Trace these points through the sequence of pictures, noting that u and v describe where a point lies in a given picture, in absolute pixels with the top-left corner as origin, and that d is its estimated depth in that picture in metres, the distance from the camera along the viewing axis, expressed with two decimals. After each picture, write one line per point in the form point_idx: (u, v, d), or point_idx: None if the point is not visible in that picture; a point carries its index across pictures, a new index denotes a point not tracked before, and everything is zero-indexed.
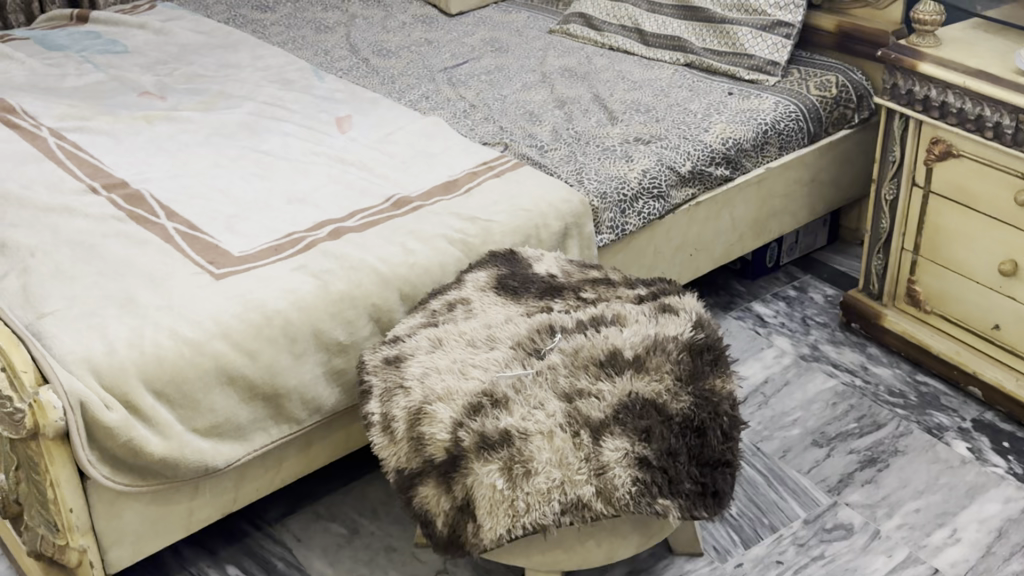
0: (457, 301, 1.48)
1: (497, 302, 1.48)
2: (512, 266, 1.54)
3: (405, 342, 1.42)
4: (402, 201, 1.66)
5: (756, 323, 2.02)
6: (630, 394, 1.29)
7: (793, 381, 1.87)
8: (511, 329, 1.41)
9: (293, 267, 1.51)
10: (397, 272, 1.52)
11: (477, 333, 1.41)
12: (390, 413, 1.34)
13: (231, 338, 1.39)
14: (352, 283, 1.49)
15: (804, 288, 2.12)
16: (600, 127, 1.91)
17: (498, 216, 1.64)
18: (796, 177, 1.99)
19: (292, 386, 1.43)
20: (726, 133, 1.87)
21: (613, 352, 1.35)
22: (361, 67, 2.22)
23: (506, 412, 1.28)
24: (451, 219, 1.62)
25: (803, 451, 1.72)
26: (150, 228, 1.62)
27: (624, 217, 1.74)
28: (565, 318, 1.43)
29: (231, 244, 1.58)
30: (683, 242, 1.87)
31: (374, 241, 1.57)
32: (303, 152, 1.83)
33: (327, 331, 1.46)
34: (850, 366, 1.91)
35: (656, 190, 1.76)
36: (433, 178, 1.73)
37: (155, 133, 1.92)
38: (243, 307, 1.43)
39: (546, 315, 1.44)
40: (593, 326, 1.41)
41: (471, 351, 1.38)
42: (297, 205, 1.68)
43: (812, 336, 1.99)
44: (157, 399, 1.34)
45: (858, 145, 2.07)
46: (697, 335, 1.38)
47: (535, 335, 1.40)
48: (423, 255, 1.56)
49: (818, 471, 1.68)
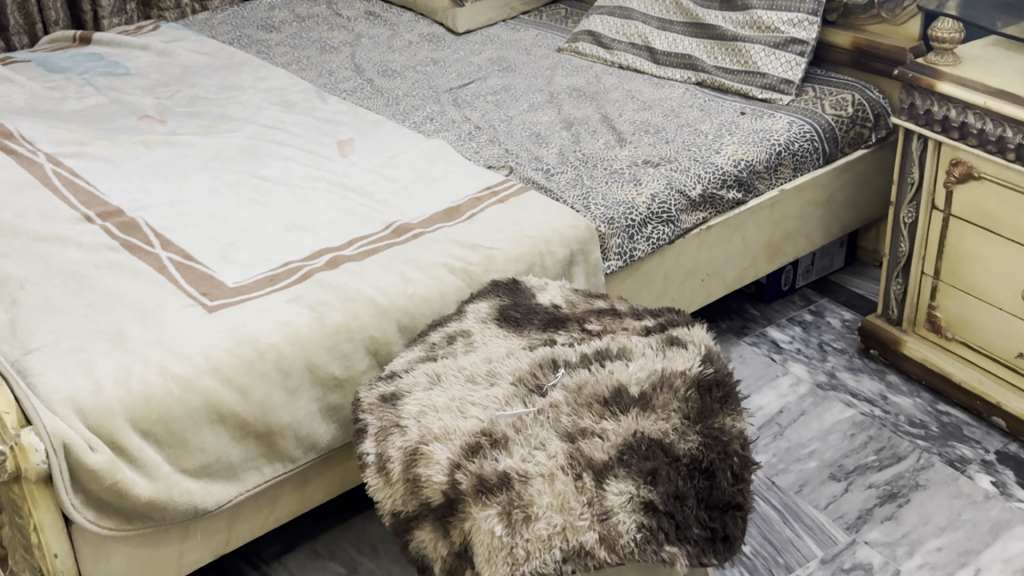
0: (457, 334, 1.43)
1: (498, 334, 1.42)
2: (515, 296, 1.49)
3: (402, 378, 1.36)
4: (402, 228, 1.61)
5: (770, 349, 1.96)
6: (635, 434, 1.24)
7: (810, 411, 1.81)
8: (512, 363, 1.36)
9: (289, 298, 1.47)
10: (396, 303, 1.47)
11: (477, 367, 1.36)
12: (385, 454, 1.28)
13: (222, 374, 1.34)
14: (348, 315, 1.44)
15: (821, 311, 2.06)
16: (609, 149, 1.85)
17: (501, 243, 1.57)
18: (811, 199, 1.93)
19: (285, 424, 1.38)
20: (738, 154, 1.81)
21: (618, 388, 1.30)
22: (366, 88, 2.17)
23: (505, 453, 1.22)
24: (452, 247, 1.57)
25: (819, 486, 1.66)
26: (143, 258, 1.58)
27: (632, 242, 1.68)
28: (569, 352, 1.37)
29: (225, 274, 1.53)
30: (694, 267, 1.81)
31: (372, 270, 1.52)
32: (301, 177, 1.78)
33: (323, 366, 1.41)
34: (869, 395, 1.84)
35: (665, 215, 1.71)
36: (436, 204, 1.68)
37: (152, 158, 1.88)
38: (235, 341, 1.38)
39: (549, 349, 1.38)
40: (598, 361, 1.35)
41: (471, 386, 1.33)
42: (294, 232, 1.63)
43: (829, 363, 1.92)
44: (145, 439, 1.29)
45: (875, 165, 2.01)
46: (707, 370, 1.32)
47: (537, 371, 1.34)
48: (422, 285, 1.50)
49: (835, 507, 1.62)
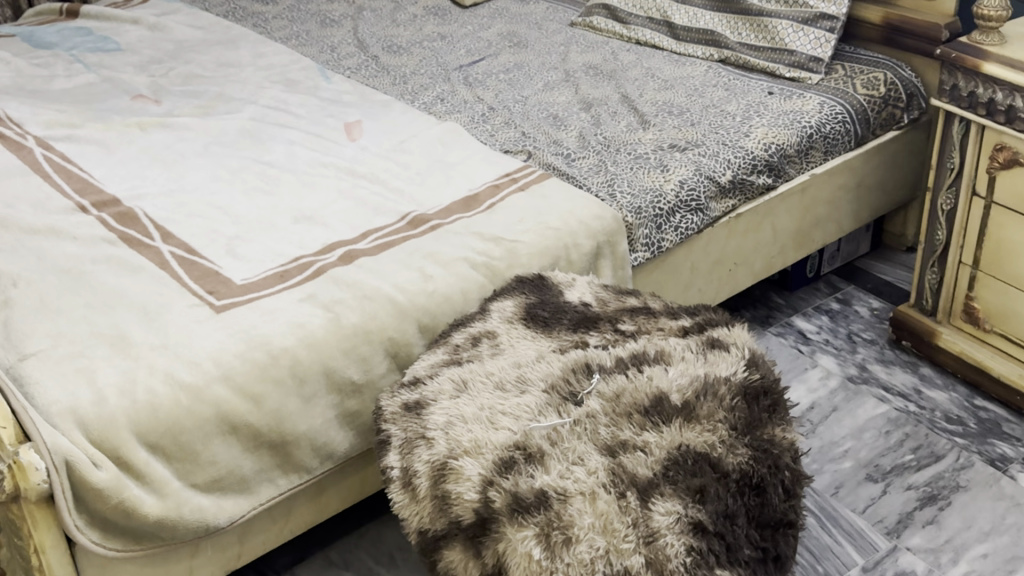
0: (482, 335, 1.34)
1: (525, 336, 1.34)
2: (542, 293, 1.40)
3: (425, 386, 1.27)
4: (419, 219, 1.52)
5: (798, 340, 1.88)
6: (680, 448, 1.16)
7: (842, 407, 1.73)
8: (543, 369, 1.27)
9: (301, 297, 1.37)
10: (416, 302, 1.38)
11: (506, 373, 1.27)
12: (411, 468, 1.19)
13: (234, 382, 1.25)
14: (366, 315, 1.35)
15: (848, 300, 1.98)
16: (631, 132, 1.76)
17: (524, 236, 1.48)
18: (840, 183, 1.84)
19: (301, 433, 1.29)
20: (768, 138, 1.73)
21: (659, 397, 1.22)
22: (371, 65, 2.07)
23: (542, 469, 1.14)
24: (473, 239, 1.48)
25: (856, 488, 1.58)
26: (143, 253, 1.48)
27: (660, 232, 1.59)
28: (603, 356, 1.29)
29: (231, 270, 1.44)
30: (722, 257, 1.72)
31: (389, 266, 1.43)
32: (308, 164, 1.69)
33: (340, 370, 1.31)
34: (902, 389, 1.77)
35: (694, 203, 1.62)
36: (452, 192, 1.59)
37: (148, 142, 1.78)
38: (247, 345, 1.29)
39: (582, 353, 1.30)
40: (635, 366, 1.27)
41: (501, 394, 1.24)
42: (304, 223, 1.53)
43: (859, 355, 1.85)
44: (152, 453, 1.20)
45: (907, 147, 1.93)
46: (753, 376, 1.24)
47: (571, 377, 1.26)
48: (443, 282, 1.41)
49: (874, 511, 1.54)
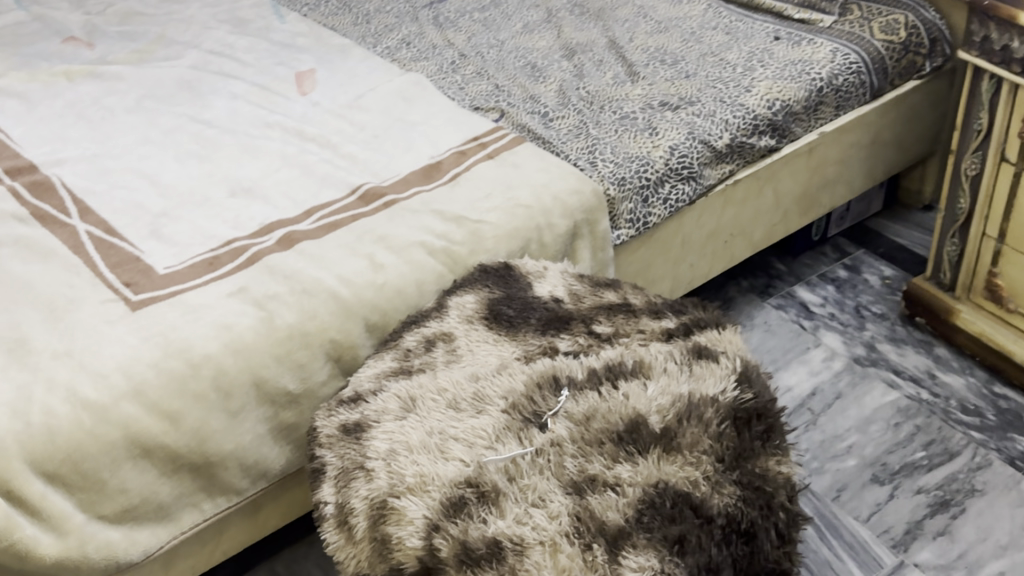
0: (437, 337, 1.17)
1: (486, 340, 1.16)
2: (507, 286, 1.22)
3: (368, 404, 1.10)
4: (371, 194, 1.34)
5: (800, 314, 1.71)
6: (658, 487, 0.99)
7: (847, 394, 1.57)
8: (504, 383, 1.10)
9: (231, 291, 1.20)
10: (361, 297, 1.20)
11: (460, 388, 1.10)
12: (347, 505, 1.03)
13: (146, 398, 1.09)
14: (304, 314, 1.18)
15: (857, 267, 1.80)
16: (618, 85, 1.57)
17: (489, 215, 1.30)
18: (852, 141, 1.65)
19: (227, 453, 1.13)
20: (772, 93, 1.53)
21: (635, 421, 1.05)
22: (331, 2, 1.88)
23: (496, 512, 0.98)
24: (431, 219, 1.29)
25: (860, 491, 1.43)
26: (56, 232, 1.30)
27: (647, 206, 1.41)
28: (573, 367, 1.12)
29: (154, 255, 1.26)
30: (718, 228, 1.54)
31: (333, 252, 1.25)
32: (251, 122, 1.50)
33: (272, 380, 1.15)
34: (914, 373, 1.60)
35: (685, 170, 1.43)
36: (412, 159, 1.40)
37: (75, 94, 1.58)
38: (162, 352, 1.12)
39: (550, 362, 1.13)
40: (610, 381, 1.10)
41: (454, 414, 1.07)
42: (242, 197, 1.35)
43: (868, 333, 1.68)
44: (50, 484, 1.04)
45: (927, 98, 1.72)
46: (745, 396, 1.07)
47: (535, 393, 1.09)
48: (395, 271, 1.23)
49: (879, 520, 1.39)
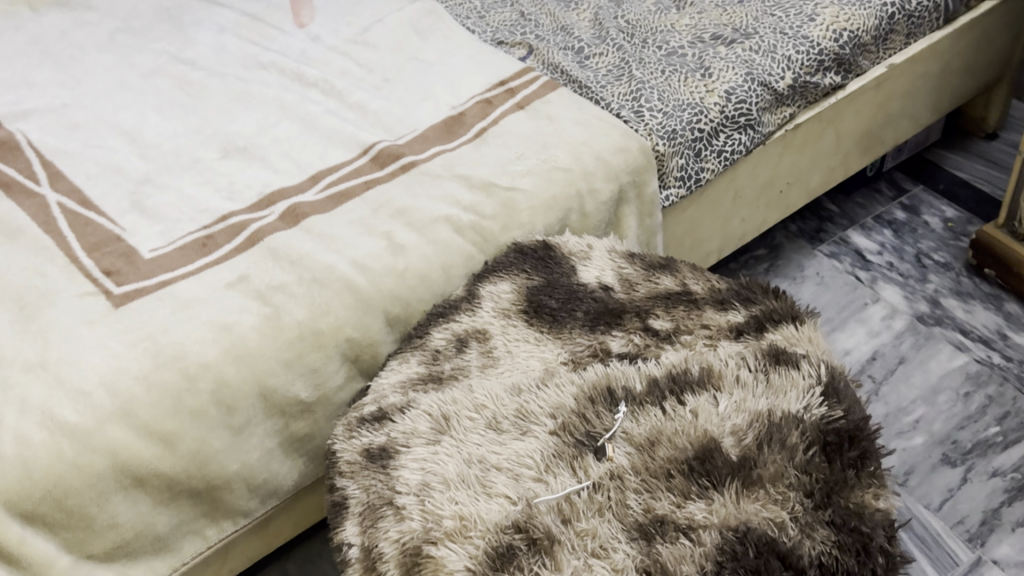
0: (471, 335, 1.02)
1: (526, 339, 1.01)
2: (549, 271, 1.06)
3: (394, 424, 0.95)
4: (385, 154, 1.16)
5: (855, 263, 1.56)
6: (740, 535, 0.84)
7: (911, 358, 1.43)
8: (551, 396, 0.95)
9: (229, 281, 1.03)
10: (380, 287, 1.04)
11: (501, 403, 0.95)
12: (375, 548, 0.88)
13: (136, 419, 0.93)
14: (315, 310, 1.02)
15: (915, 207, 1.64)
16: (662, 15, 1.40)
17: (523, 181, 1.13)
18: (921, 72, 1.46)
19: (232, 474, 0.98)
20: (838, 22, 1.33)
21: (708, 448, 0.90)
22: None
23: (551, 566, 0.82)
24: (456, 187, 1.12)
25: (930, 474, 1.30)
26: (24, 205, 1.12)
27: (699, 160, 1.24)
28: (631, 375, 0.96)
29: (137, 235, 1.09)
30: (773, 178, 1.37)
31: (345, 230, 1.08)
32: (242, 63, 1.31)
33: (281, 389, 0.99)
34: (983, 334, 1.46)
35: (743, 118, 1.25)
36: (429, 110, 1.22)
37: (39, 27, 1.38)
38: (153, 362, 0.96)
39: (603, 369, 0.97)
40: (674, 394, 0.95)
41: (495, 436, 0.93)
42: (236, 158, 1.18)
43: (931, 286, 1.53)
44: (28, 526, 0.89)
45: (1003, 20, 1.53)
46: (834, 415, 0.92)
47: (588, 410, 0.94)
48: (417, 253, 1.07)
49: (952, 509, 1.26)
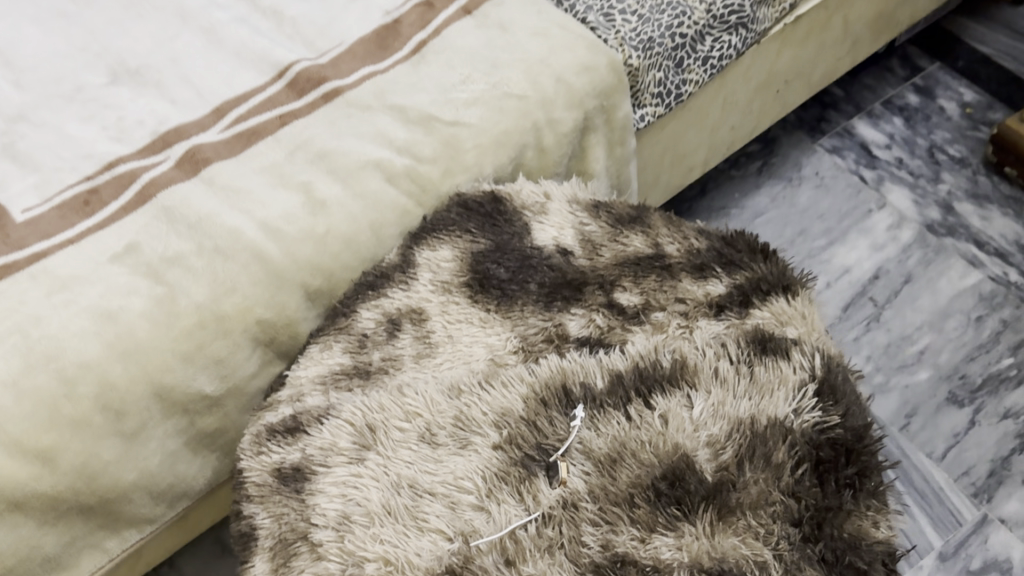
0: (406, 313, 0.86)
1: (469, 320, 0.86)
2: (497, 232, 0.90)
3: (311, 435, 0.80)
4: (301, 79, 0.96)
5: (861, 160, 1.40)
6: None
7: (918, 277, 1.28)
8: (495, 399, 0.80)
9: (117, 251, 0.87)
10: (296, 257, 0.88)
11: (437, 410, 0.80)
12: None
13: (5, 436, 0.78)
14: (217, 288, 0.86)
15: (930, 90, 1.47)
16: None
17: (469, 113, 0.94)
18: None
19: (129, 484, 0.85)
20: None
21: (678, 467, 0.76)
22: None
23: None
24: (388, 120, 0.94)
25: (934, 417, 1.17)
26: None
27: (681, 73, 1.06)
28: (591, 370, 0.81)
29: (9, 190, 0.91)
30: (768, 79, 1.18)
31: (254, 181, 0.91)
32: None
33: (181, 386, 0.85)
34: (1001, 246, 1.30)
35: (734, 17, 1.05)
36: (359, 18, 1.02)
37: None
38: (23, 362, 0.80)
39: (558, 362, 0.82)
40: (641, 394, 0.80)
41: (428, 452, 0.78)
42: (126, 84, 0.99)
43: (944, 188, 1.36)
44: None
45: None
46: (830, 421, 0.78)
47: (540, 417, 0.79)
48: (340, 210, 0.90)
49: (957, 458, 1.14)
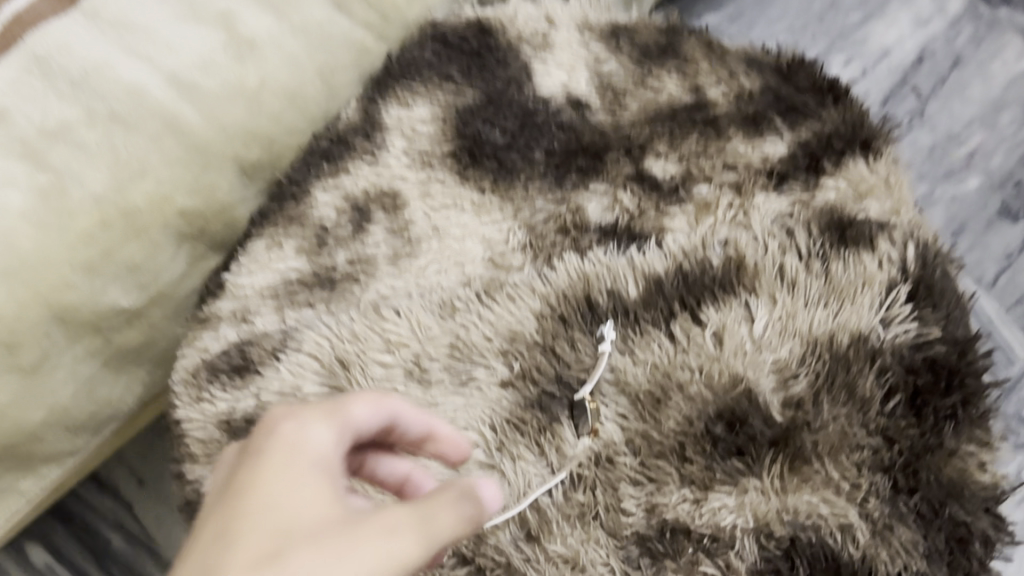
0: (382, 193, 0.69)
1: (458, 206, 0.68)
2: (486, 76, 0.73)
3: (266, 374, 0.62)
4: None
5: None
6: (789, 561, 0.55)
7: (968, 58, 1.08)
8: (500, 319, 0.63)
9: None
10: (221, 121, 0.64)
11: (431, 342, 0.62)
12: None
13: None
14: (119, 171, 0.61)
15: None
16: None
17: None
18: None
19: (36, 425, 0.64)
20: None
21: (739, 405, 0.59)
22: None
23: None
24: None
25: (985, 233, 1.00)
26: None
27: None
28: (622, 275, 0.64)
29: None
30: None
31: (157, 14, 0.61)
32: None
33: (82, 307, 0.62)
34: None
35: None
36: None
37: None
38: None
39: (578, 265, 0.64)
40: (687, 306, 0.62)
41: (418, 396, 0.61)
42: None
43: None
44: None
45: None
46: (929, 333, 0.61)
47: (557, 342, 0.62)
48: (277, 53, 0.65)
49: (1011, 283, 0.97)
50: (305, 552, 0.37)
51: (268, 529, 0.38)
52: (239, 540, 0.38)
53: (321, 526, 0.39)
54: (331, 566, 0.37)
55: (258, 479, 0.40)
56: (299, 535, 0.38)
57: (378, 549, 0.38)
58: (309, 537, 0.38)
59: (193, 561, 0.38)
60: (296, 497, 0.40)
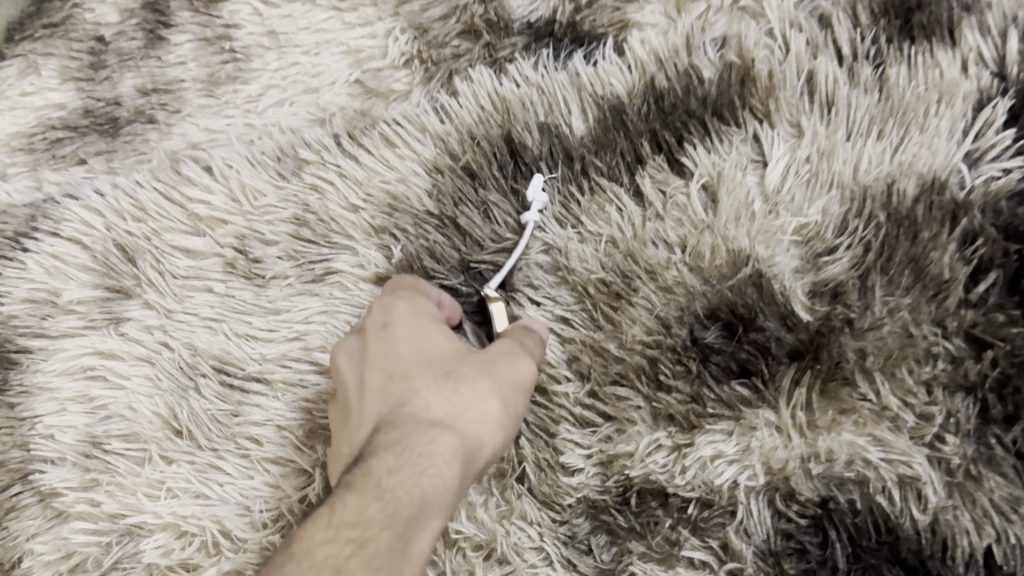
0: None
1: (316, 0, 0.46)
2: None
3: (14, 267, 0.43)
4: None
5: None
6: (819, 536, 0.33)
7: None
8: (370, 176, 0.42)
9: None
10: None
11: (260, 212, 0.42)
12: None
13: None
14: None
15: None
16: None
17: None
18: None
19: None
20: None
21: (743, 299, 0.36)
22: None
23: None
24: None
25: None
26: None
27: None
28: (559, 100, 0.41)
29: None
30: None
31: None
32: None
33: None
34: None
35: None
36: None
37: None
38: None
39: (492, 83, 0.42)
40: (666, 145, 0.39)
41: (247, 299, 0.40)
42: None
43: None
44: None
45: None
46: None
47: (462, 208, 0.40)
48: None
49: None
50: (475, 368, 0.33)
51: (434, 366, 0.33)
52: (402, 376, 0.33)
53: (468, 351, 0.34)
54: (500, 379, 0.33)
55: (398, 333, 0.35)
56: (456, 361, 0.34)
57: (526, 363, 0.34)
58: (467, 357, 0.34)
59: (363, 413, 0.34)
60: (426, 333, 0.35)
